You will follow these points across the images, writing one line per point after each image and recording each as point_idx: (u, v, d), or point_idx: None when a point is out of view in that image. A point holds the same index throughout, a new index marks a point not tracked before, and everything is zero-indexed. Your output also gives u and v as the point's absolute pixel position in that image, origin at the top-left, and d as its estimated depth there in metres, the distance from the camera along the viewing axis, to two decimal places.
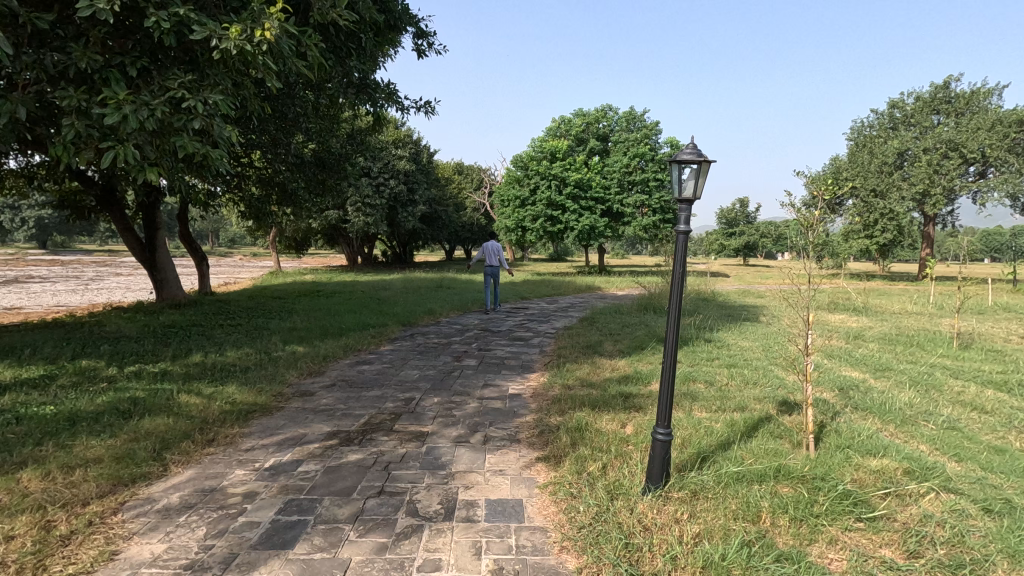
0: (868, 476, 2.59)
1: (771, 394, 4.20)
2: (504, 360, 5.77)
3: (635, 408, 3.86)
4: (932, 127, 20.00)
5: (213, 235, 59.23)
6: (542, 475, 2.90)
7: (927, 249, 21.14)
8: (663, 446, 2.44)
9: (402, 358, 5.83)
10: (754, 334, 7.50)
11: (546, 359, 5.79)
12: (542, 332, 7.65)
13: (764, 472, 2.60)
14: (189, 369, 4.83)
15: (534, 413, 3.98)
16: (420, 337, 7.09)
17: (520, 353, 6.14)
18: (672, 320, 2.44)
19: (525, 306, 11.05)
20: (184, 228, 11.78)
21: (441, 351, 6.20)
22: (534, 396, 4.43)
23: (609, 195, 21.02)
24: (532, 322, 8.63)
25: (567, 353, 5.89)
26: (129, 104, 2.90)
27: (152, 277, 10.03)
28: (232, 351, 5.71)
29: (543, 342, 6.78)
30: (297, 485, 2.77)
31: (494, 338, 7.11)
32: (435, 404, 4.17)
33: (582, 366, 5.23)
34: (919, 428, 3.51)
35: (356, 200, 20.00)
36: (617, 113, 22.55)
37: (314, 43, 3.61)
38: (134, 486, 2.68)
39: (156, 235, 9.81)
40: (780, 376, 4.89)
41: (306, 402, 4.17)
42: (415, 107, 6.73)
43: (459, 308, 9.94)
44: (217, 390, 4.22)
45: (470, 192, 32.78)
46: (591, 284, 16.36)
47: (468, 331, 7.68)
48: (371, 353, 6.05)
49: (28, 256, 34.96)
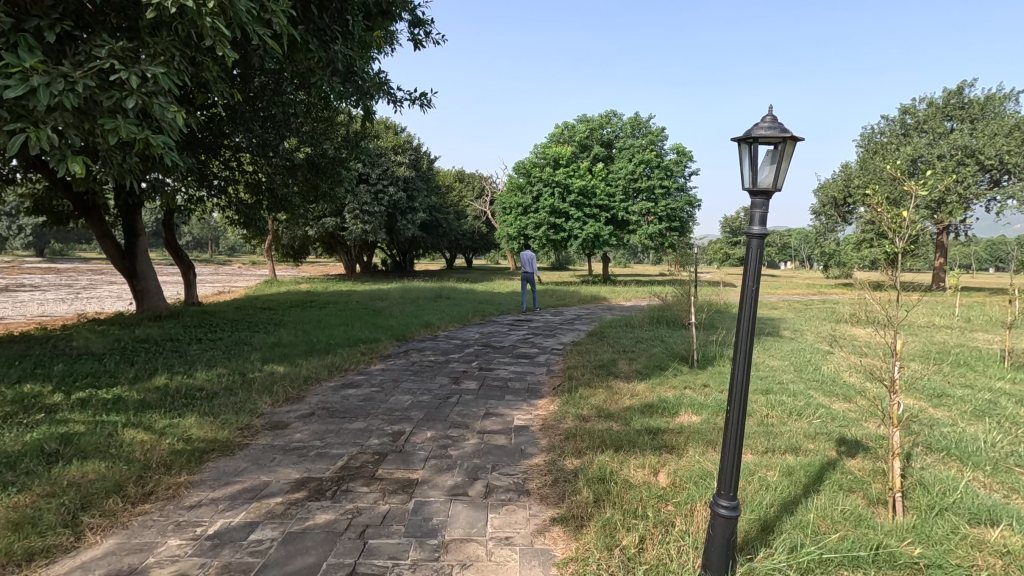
0: (1001, 562, 1.96)
1: (822, 428, 3.58)
2: (508, 383, 5.16)
3: (667, 448, 3.24)
4: (946, 133, 19.47)
5: (212, 243, 58.73)
6: (560, 546, 2.28)
7: (942, 259, 20.39)
8: (727, 525, 1.81)
9: (394, 380, 5.21)
10: (780, 351, 6.84)
11: (555, 382, 5.16)
12: (548, 349, 7.02)
13: (858, 554, 1.97)
14: (147, 395, 4.21)
15: (544, 453, 3.36)
16: (415, 354, 6.49)
17: (525, 374, 5.51)
18: (741, 354, 1.78)
19: (529, 318, 10.42)
20: (170, 235, 11.20)
21: (438, 371, 5.58)
22: (543, 430, 3.80)
23: (614, 203, 20.43)
24: (537, 337, 8.01)
25: (579, 374, 5.27)
26: (41, 75, 2.30)
27: (132, 288, 9.38)
28: (202, 371, 5.09)
29: (551, 361, 6.15)
30: (243, 563, 2.13)
31: (497, 356, 6.49)
32: (428, 441, 3.54)
33: (597, 391, 4.59)
34: (1020, 478, 2.86)
35: (354, 207, 19.43)
36: (622, 119, 22.03)
37: (284, 10, 3.04)
38: (28, 568, 2.06)
39: (136, 242, 9.21)
40: (828, 405, 4.26)
41: (276, 438, 3.54)
42: (409, 99, 6.14)
43: (459, 321, 9.32)
44: (173, 423, 3.59)
45: (470, 201, 32.22)
46: (595, 294, 15.76)
47: (467, 346, 7.07)
48: (361, 373, 5.44)
49: (24, 265, 34.26)
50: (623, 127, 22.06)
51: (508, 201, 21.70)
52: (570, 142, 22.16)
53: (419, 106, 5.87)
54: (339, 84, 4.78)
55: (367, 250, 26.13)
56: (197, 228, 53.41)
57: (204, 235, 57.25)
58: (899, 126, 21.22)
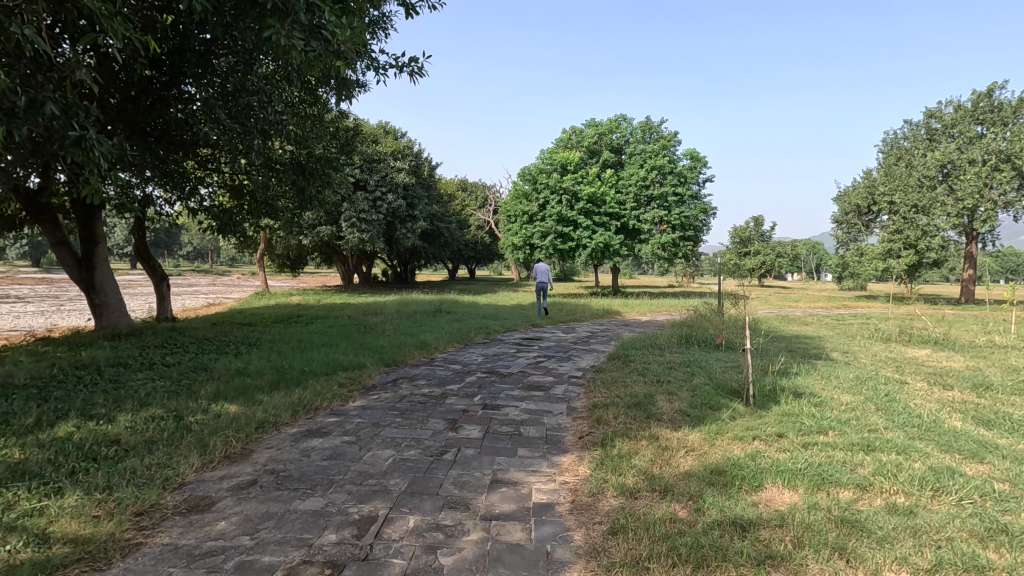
0: None
1: (991, 519, 2.43)
2: (521, 429, 4.02)
3: (777, 560, 2.11)
4: (977, 138, 18.39)
5: (212, 254, 58.03)
6: None
7: (971, 270, 19.90)
8: None
9: (375, 424, 4.08)
10: (846, 382, 5.65)
11: (580, 430, 4.01)
12: (565, 377, 5.87)
13: None
14: (32, 455, 3.09)
15: (584, 562, 2.23)
16: (406, 384, 5.36)
17: (541, 416, 4.37)
18: None
19: (539, 336, 9.29)
20: (140, 243, 10.11)
21: (432, 412, 4.42)
22: (576, 514, 2.67)
23: (625, 211, 19.35)
24: (550, 361, 6.88)
25: (612, 418, 4.12)
26: None
27: (90, 301, 8.31)
28: (127, 414, 3.97)
29: (571, 396, 5.01)
30: None
31: (505, 387, 5.36)
32: (409, 539, 2.40)
33: (642, 450, 3.44)
34: None
35: (350, 215, 18.40)
36: (632, 124, 21.14)
37: None
38: None
39: (95, 249, 8.16)
40: (960, 470, 3.12)
41: (186, 532, 2.42)
42: (397, 68, 5.18)
43: (459, 340, 8.18)
44: (39, 509, 2.47)
45: (473, 210, 31.22)
46: (608, 307, 14.63)
47: (468, 374, 5.92)
48: (334, 415, 4.31)
49: (20, 271, 36.65)
50: (633, 132, 21.17)
51: (513, 210, 20.59)
52: (578, 147, 21.13)
53: (408, 77, 4.93)
54: (306, 44, 3.70)
55: (366, 260, 25.03)
56: (198, 239, 52.97)
57: (204, 246, 56.39)
58: (925, 130, 20.29)
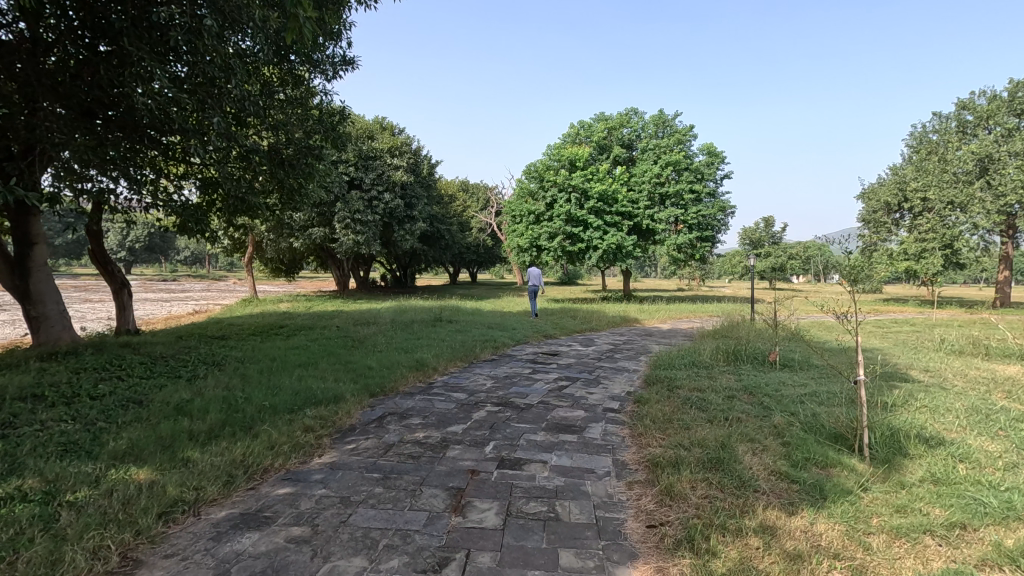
0: None
1: None
2: (561, 510, 2.70)
3: None
4: (1015, 130, 17.22)
5: (208, 259, 56.99)
6: None
7: (1006, 271, 18.85)
8: None
9: (343, 502, 2.77)
10: (969, 416, 4.35)
11: (647, 510, 2.70)
12: (599, 411, 4.56)
13: None
14: None
15: None
16: (396, 425, 4.06)
17: (584, 481, 3.07)
18: None
19: (557, 351, 7.98)
20: (97, 245, 8.80)
21: (428, 475, 3.13)
22: None
23: (638, 210, 18.09)
24: (575, 386, 5.59)
25: (693, 491, 2.82)
26: None
27: (25, 313, 7.04)
28: None
29: (614, 444, 3.71)
30: None
31: (524, 428, 4.05)
32: None
33: (767, 564, 2.13)
34: None
35: (344, 215, 17.10)
36: (643, 118, 19.96)
37: None
38: None
39: (33, 251, 6.87)
40: None
41: None
42: None
43: (462, 357, 6.88)
44: None
45: (475, 212, 29.96)
46: (624, 313, 13.32)
47: (476, 407, 4.63)
48: (289, 482, 3.01)
49: None
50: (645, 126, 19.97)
51: (517, 209, 19.29)
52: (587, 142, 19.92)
53: None
54: None
55: (362, 264, 23.75)
56: (193, 243, 51.67)
57: (199, 251, 55.21)
58: (957, 123, 19.12)
